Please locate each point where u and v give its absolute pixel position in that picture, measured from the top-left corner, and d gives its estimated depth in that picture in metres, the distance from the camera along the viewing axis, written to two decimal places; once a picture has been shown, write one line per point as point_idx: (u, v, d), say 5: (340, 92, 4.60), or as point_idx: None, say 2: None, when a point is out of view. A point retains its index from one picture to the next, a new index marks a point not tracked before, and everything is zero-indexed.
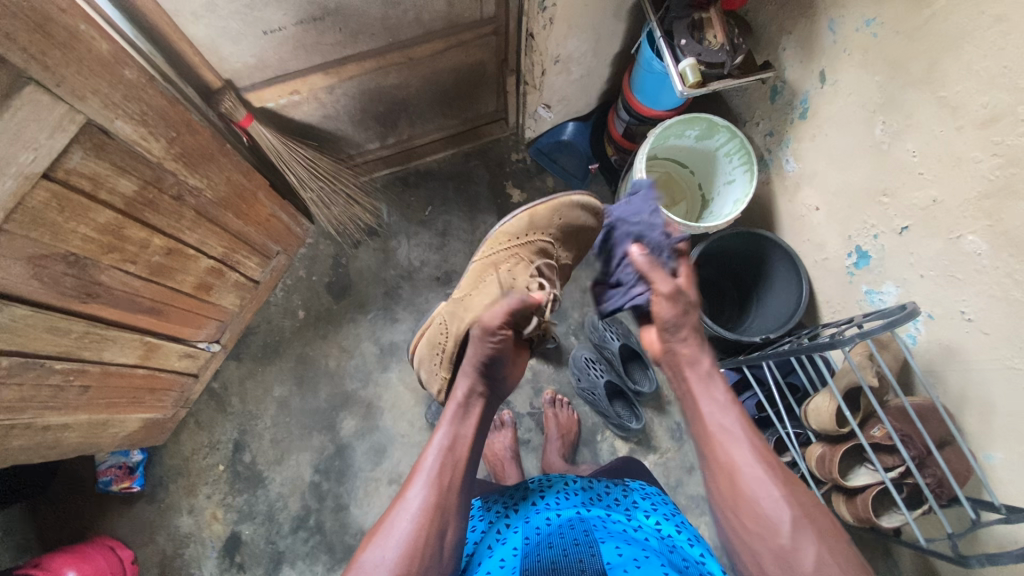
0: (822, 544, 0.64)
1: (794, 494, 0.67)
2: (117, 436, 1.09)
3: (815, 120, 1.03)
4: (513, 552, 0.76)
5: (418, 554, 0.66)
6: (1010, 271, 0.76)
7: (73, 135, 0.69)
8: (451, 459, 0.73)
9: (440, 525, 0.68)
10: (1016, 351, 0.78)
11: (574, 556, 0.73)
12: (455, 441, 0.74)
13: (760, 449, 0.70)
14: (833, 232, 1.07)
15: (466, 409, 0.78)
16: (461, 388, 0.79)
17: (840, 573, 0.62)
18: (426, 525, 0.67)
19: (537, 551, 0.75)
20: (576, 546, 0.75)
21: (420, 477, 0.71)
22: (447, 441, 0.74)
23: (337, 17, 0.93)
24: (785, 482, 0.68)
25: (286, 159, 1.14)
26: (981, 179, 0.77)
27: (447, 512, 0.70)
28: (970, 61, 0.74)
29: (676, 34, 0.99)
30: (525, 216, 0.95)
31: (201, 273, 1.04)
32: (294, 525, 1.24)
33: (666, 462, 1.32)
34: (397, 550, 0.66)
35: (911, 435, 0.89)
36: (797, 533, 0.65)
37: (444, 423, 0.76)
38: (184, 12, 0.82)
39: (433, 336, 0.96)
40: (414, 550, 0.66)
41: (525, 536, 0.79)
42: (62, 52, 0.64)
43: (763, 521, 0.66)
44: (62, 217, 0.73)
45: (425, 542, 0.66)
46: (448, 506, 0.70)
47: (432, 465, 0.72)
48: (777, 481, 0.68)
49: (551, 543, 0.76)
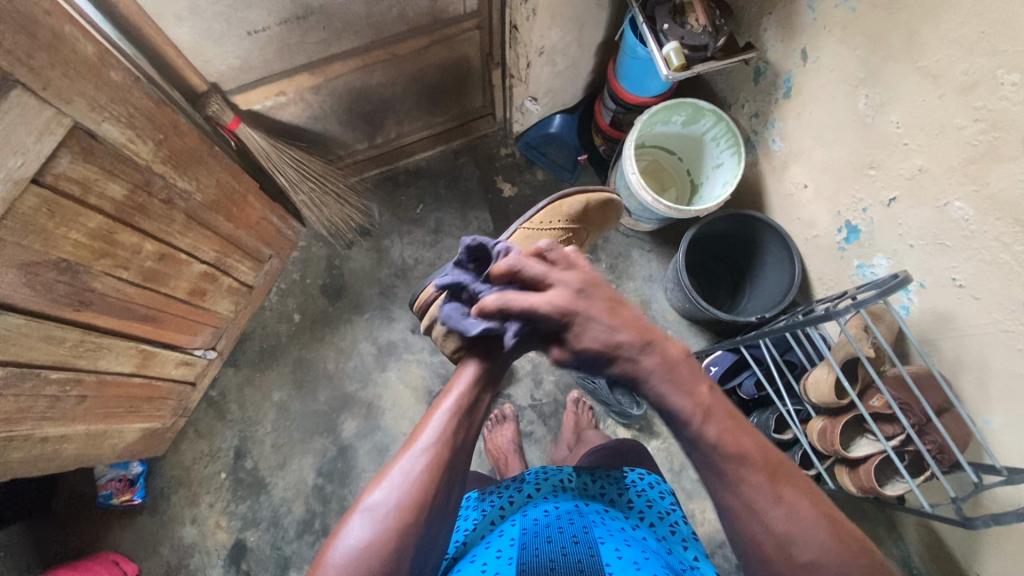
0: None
1: (809, 535, 0.54)
2: (116, 447, 1.08)
3: (799, 98, 1.04)
4: (510, 546, 0.75)
5: (425, 504, 0.62)
6: (998, 234, 0.78)
7: (61, 139, 0.68)
8: (467, 420, 0.69)
9: (447, 482, 0.65)
10: (1008, 313, 0.80)
11: (573, 557, 0.70)
12: (474, 404, 0.71)
13: (762, 482, 0.56)
14: (822, 209, 1.08)
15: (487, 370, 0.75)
16: (483, 351, 0.77)
17: None
18: (436, 476, 0.64)
19: (535, 543, 0.74)
20: (575, 544, 0.73)
21: (434, 428, 0.67)
22: (466, 399, 0.71)
23: (321, 15, 0.93)
24: (795, 523, 0.55)
25: (274, 160, 1.14)
26: (965, 146, 0.78)
27: (457, 471, 0.66)
28: (948, 30, 0.75)
29: (658, 19, 1.00)
30: (582, 202, 1.02)
31: (194, 278, 1.03)
32: (299, 529, 1.23)
33: (669, 448, 1.33)
34: (404, 495, 0.62)
35: (910, 402, 0.90)
36: None
37: (464, 378, 0.73)
38: (167, 14, 0.82)
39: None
40: (421, 500, 0.62)
41: (522, 529, 0.79)
42: (48, 55, 0.63)
43: (768, 569, 0.56)
44: (52, 223, 0.72)
45: (434, 495, 0.63)
46: (456, 466, 0.66)
47: (449, 420, 0.68)
48: (786, 522, 0.55)
49: (549, 537, 0.75)
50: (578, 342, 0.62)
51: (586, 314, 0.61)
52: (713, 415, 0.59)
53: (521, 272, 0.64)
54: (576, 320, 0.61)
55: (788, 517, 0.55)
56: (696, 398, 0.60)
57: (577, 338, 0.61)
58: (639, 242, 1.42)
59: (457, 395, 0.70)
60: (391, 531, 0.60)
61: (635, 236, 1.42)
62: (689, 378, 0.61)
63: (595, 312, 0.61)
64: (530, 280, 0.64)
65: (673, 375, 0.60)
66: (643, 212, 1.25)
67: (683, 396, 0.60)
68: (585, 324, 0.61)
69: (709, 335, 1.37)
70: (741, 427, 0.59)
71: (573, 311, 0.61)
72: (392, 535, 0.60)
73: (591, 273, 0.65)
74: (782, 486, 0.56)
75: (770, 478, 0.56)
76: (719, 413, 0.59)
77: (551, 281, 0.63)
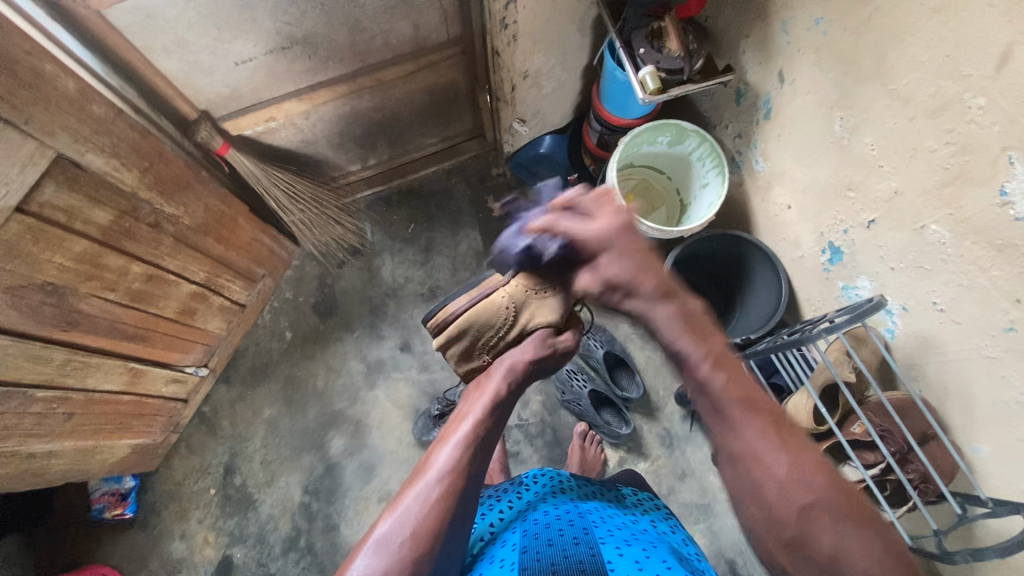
0: (845, 540, 0.49)
1: (808, 481, 0.51)
2: (106, 462, 1.11)
3: (778, 119, 1.04)
4: (511, 551, 0.73)
5: (439, 535, 0.61)
6: (974, 258, 0.76)
7: (44, 169, 0.71)
8: (482, 449, 0.67)
9: (461, 512, 0.63)
10: (989, 339, 0.77)
11: (575, 557, 0.69)
12: (489, 432, 0.68)
13: (767, 426, 0.54)
14: (806, 229, 1.07)
15: (500, 402, 0.72)
16: (495, 381, 0.73)
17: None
18: (450, 505, 0.62)
19: (535, 546, 0.73)
20: (576, 544, 0.72)
21: (448, 457, 0.65)
22: (481, 428, 0.68)
23: (306, 45, 0.96)
24: (798, 469, 0.52)
25: (265, 183, 1.18)
26: (938, 169, 0.77)
27: (469, 502, 0.64)
28: (914, 54, 0.75)
29: (634, 44, 1.01)
30: None
31: (183, 298, 1.06)
32: (285, 546, 1.24)
33: (658, 471, 1.31)
34: (419, 525, 0.60)
35: (891, 429, 0.87)
36: (808, 527, 0.50)
37: (480, 406, 0.70)
38: (155, 47, 0.86)
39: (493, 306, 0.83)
40: (436, 530, 0.61)
41: (521, 533, 0.77)
42: (29, 92, 0.67)
43: (769, 514, 0.52)
44: (37, 248, 0.75)
45: (449, 526, 0.62)
46: (469, 497, 0.64)
47: (464, 452, 0.65)
48: (789, 467, 0.52)
49: (550, 539, 0.73)
50: (602, 270, 0.64)
51: (606, 254, 0.65)
52: (721, 363, 0.57)
53: (576, 203, 0.71)
54: (607, 250, 0.65)
55: (790, 459, 0.52)
56: (708, 343, 0.58)
57: (600, 265, 0.65)
58: None
59: (472, 423, 0.68)
60: (406, 562, 0.58)
61: None
62: (704, 328, 0.60)
63: (629, 249, 0.64)
64: (582, 211, 0.69)
65: (687, 321, 0.60)
66: None
67: (693, 340, 0.58)
68: (615, 255, 0.64)
69: None
70: (749, 382, 0.57)
71: (607, 240, 0.65)
72: (406, 566, 0.58)
73: (625, 223, 0.67)
74: (787, 435, 0.54)
75: (775, 424, 0.54)
76: (729, 362, 0.58)
77: (593, 220, 0.67)
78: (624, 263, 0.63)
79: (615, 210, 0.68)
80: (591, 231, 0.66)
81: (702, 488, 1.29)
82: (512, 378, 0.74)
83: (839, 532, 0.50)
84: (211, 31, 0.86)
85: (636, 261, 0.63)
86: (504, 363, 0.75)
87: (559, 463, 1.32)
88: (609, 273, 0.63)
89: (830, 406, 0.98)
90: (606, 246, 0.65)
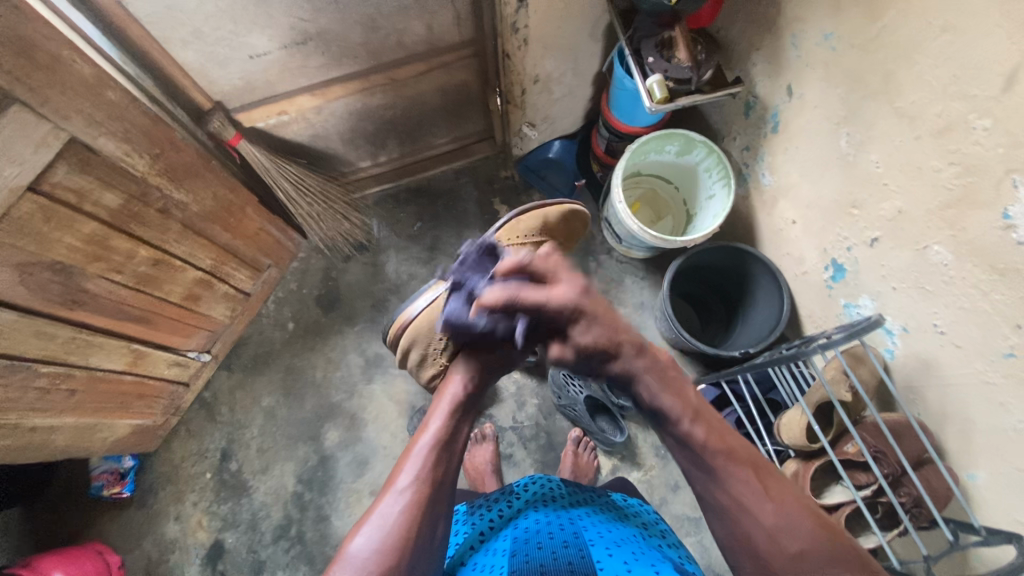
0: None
1: (792, 527, 0.61)
2: (106, 441, 1.14)
3: (786, 133, 1.04)
4: (501, 557, 0.73)
5: (409, 545, 0.63)
6: (976, 281, 0.75)
7: (58, 151, 0.74)
8: (447, 452, 0.71)
9: (434, 515, 0.66)
10: (988, 364, 0.76)
11: (563, 559, 0.69)
12: (453, 435, 0.73)
13: (749, 479, 0.63)
14: (809, 245, 1.06)
15: (461, 405, 0.76)
16: (454, 385, 0.77)
17: None
18: (418, 513, 0.65)
19: (525, 550, 0.73)
20: (566, 547, 0.72)
21: (415, 463, 0.68)
22: (444, 432, 0.72)
23: (320, 41, 0.98)
24: (780, 516, 0.61)
25: (274, 175, 1.20)
26: (942, 189, 0.76)
27: (439, 505, 0.68)
28: (922, 72, 0.75)
29: (644, 52, 1.02)
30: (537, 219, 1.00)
31: (189, 283, 1.08)
32: (275, 534, 1.26)
33: (650, 481, 1.30)
34: (387, 537, 0.62)
35: (884, 451, 0.86)
36: (798, 570, 0.59)
37: (440, 412, 0.74)
38: (173, 39, 0.88)
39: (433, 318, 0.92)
40: (405, 539, 0.63)
41: (512, 540, 0.77)
42: (46, 75, 0.69)
43: (761, 561, 0.61)
44: (47, 228, 0.78)
45: (418, 532, 0.64)
46: (441, 498, 0.68)
47: (429, 455, 0.69)
48: (775, 516, 0.61)
49: (540, 543, 0.74)
50: (581, 337, 0.68)
51: (589, 314, 0.68)
52: (701, 416, 0.67)
53: (523, 270, 0.69)
54: (583, 316, 0.67)
55: (774, 511, 0.61)
56: (687, 400, 0.68)
57: (576, 333, 0.68)
58: (632, 268, 1.41)
59: (433, 431, 0.72)
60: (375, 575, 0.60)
61: (628, 262, 1.42)
62: (683, 385, 0.69)
63: (598, 313, 0.68)
64: (535, 277, 0.69)
65: (665, 380, 0.68)
66: (632, 239, 1.25)
67: (678, 399, 0.67)
68: (589, 322, 0.67)
69: (698, 368, 1.34)
70: (730, 434, 0.66)
71: (575, 307, 0.67)
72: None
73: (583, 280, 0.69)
74: (767, 484, 0.63)
75: (756, 473, 0.64)
76: (706, 414, 0.67)
77: (553, 284, 0.68)
78: (598, 331, 0.68)
79: (566, 268, 0.70)
80: (563, 299, 0.67)
81: (694, 500, 1.28)
82: (467, 378, 0.78)
83: (826, 571, 0.58)
84: (227, 24, 0.88)
85: (608, 328, 0.68)
86: (459, 365, 0.79)
87: (551, 468, 1.32)
88: (584, 342, 0.68)
89: (825, 423, 0.97)
90: (582, 314, 0.67)
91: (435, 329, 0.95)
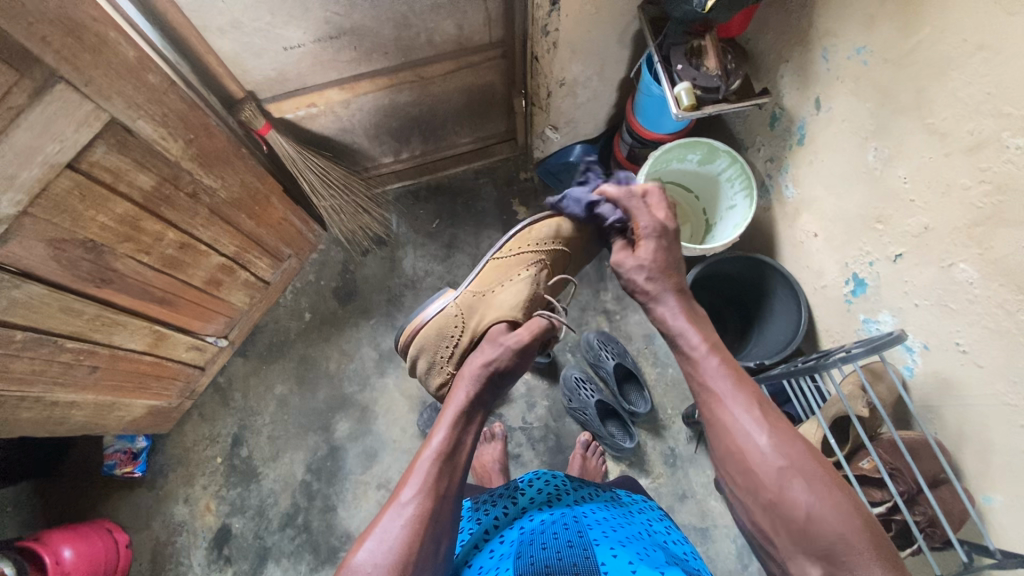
0: (817, 499, 0.62)
1: (783, 446, 0.66)
2: (122, 420, 1.15)
3: (812, 146, 1.04)
4: (505, 558, 0.73)
5: (414, 559, 0.64)
6: (1001, 301, 0.74)
7: (98, 131, 0.75)
8: (448, 467, 0.71)
9: (438, 530, 0.67)
10: (1009, 386, 0.75)
11: (568, 561, 0.69)
12: (455, 448, 0.73)
13: (751, 403, 0.69)
14: (830, 259, 1.06)
15: (466, 414, 0.77)
16: (462, 393, 0.79)
17: (833, 522, 0.60)
18: (422, 529, 0.66)
19: (530, 550, 0.72)
20: (570, 547, 0.72)
21: (417, 479, 0.69)
22: (447, 445, 0.73)
23: (353, 36, 1.00)
24: (773, 436, 0.66)
25: (299, 166, 1.21)
26: (970, 207, 0.76)
27: (443, 519, 0.68)
28: (956, 89, 0.75)
29: (673, 59, 1.03)
30: (554, 226, 1.01)
31: (211, 269, 1.10)
32: (282, 522, 1.26)
33: (658, 488, 1.29)
34: (390, 553, 0.64)
35: (901, 468, 0.85)
36: (783, 485, 0.64)
37: (446, 420, 0.76)
38: (211, 27, 0.90)
39: (442, 325, 0.96)
40: (410, 554, 0.64)
41: (515, 541, 0.77)
42: (91, 56, 0.71)
43: (750, 475, 0.66)
44: (82, 206, 0.79)
45: (423, 547, 0.65)
46: (445, 513, 0.69)
47: (430, 470, 0.70)
48: (767, 437, 0.66)
49: (544, 543, 0.73)
50: (644, 252, 0.84)
51: (669, 244, 0.85)
52: (715, 350, 0.75)
53: (648, 194, 0.89)
54: (660, 240, 0.84)
55: (769, 432, 0.67)
56: (705, 334, 0.77)
57: (646, 249, 0.84)
58: None
59: (436, 442, 0.73)
60: None
61: None
62: (704, 325, 0.79)
63: (669, 247, 0.85)
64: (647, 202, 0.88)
65: (691, 319, 0.79)
66: None
67: (694, 330, 0.77)
68: (660, 246, 0.84)
69: None
70: (739, 367, 0.73)
71: (659, 233, 0.85)
72: None
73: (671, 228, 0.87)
74: (767, 412, 0.69)
75: (757, 401, 0.70)
76: (722, 349, 0.75)
77: (657, 212, 0.88)
78: (662, 254, 0.84)
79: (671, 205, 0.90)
80: (654, 220, 0.85)
81: (702, 510, 1.27)
82: (473, 389, 0.79)
83: (811, 491, 0.62)
84: (265, 16, 0.90)
85: (670, 258, 0.84)
86: (470, 374, 0.81)
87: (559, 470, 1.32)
88: (646, 257, 0.83)
89: (839, 438, 0.96)
90: (660, 234, 0.85)
91: (443, 333, 0.96)
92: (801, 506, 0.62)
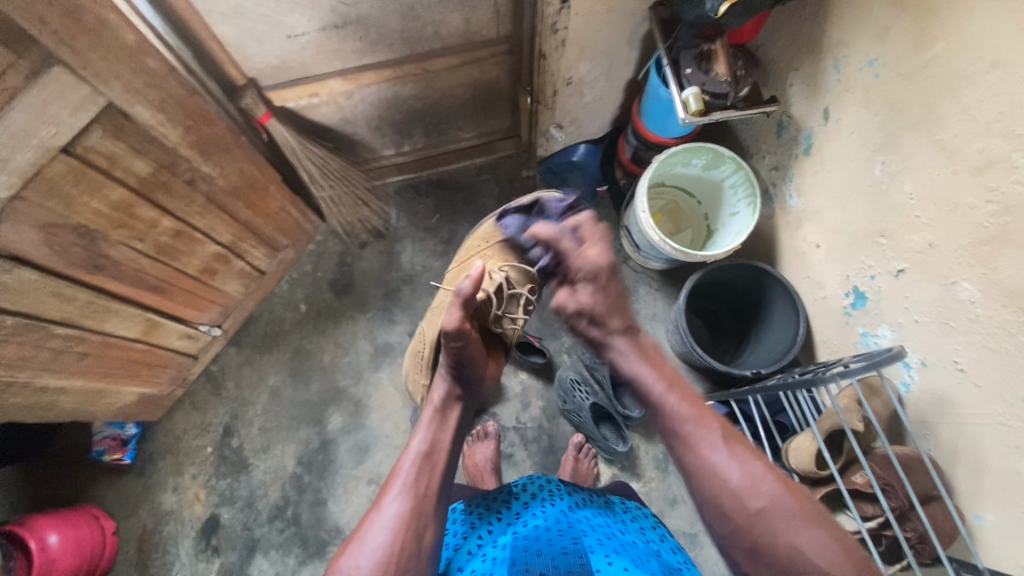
0: (799, 537, 0.64)
1: (758, 486, 0.67)
2: (112, 407, 1.14)
3: (818, 156, 1.03)
4: (499, 564, 0.72)
5: (402, 560, 0.64)
6: (1002, 321, 0.74)
7: (94, 115, 0.74)
8: (429, 464, 0.72)
9: (421, 527, 0.67)
10: (1007, 406, 0.75)
11: (563, 567, 0.69)
12: (435, 445, 0.74)
13: (719, 442, 0.70)
14: (832, 270, 1.05)
15: (445, 410, 0.78)
16: (437, 391, 0.79)
17: (820, 559, 0.62)
18: (408, 528, 0.66)
19: (524, 558, 0.71)
20: (564, 554, 0.71)
21: (399, 480, 0.70)
22: (426, 446, 0.74)
23: (359, 26, 0.98)
24: (746, 476, 0.68)
25: (300, 156, 1.19)
26: (977, 226, 0.75)
27: (428, 515, 0.68)
28: (968, 107, 0.74)
29: (682, 63, 1.02)
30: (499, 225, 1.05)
31: (206, 258, 1.08)
32: (271, 514, 1.26)
33: (649, 493, 1.29)
34: (376, 555, 0.64)
35: (892, 485, 0.85)
36: (762, 525, 0.65)
37: (425, 421, 0.76)
38: (214, 12, 0.88)
39: (416, 349, 1.05)
40: (397, 554, 0.64)
41: (508, 546, 0.76)
42: (89, 38, 0.69)
43: (728, 522, 0.67)
44: (76, 190, 0.77)
45: (413, 547, 0.65)
46: (429, 511, 0.69)
47: (411, 468, 0.71)
48: (741, 479, 0.68)
49: (539, 550, 0.73)
50: (582, 296, 0.82)
51: (603, 285, 0.81)
52: (674, 386, 0.75)
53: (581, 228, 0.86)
54: (597, 279, 0.81)
55: (740, 466, 0.68)
56: (661, 371, 0.76)
57: (584, 292, 0.82)
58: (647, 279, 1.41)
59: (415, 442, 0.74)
60: None
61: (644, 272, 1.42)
62: (658, 358, 0.79)
63: (605, 293, 0.81)
64: (579, 236, 0.85)
65: (643, 355, 0.78)
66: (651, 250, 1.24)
67: (648, 368, 0.77)
68: (598, 287, 0.81)
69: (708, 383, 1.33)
70: (699, 401, 0.74)
71: (596, 275, 0.81)
72: None
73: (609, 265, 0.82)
74: (734, 446, 0.70)
75: (724, 438, 0.71)
76: (680, 385, 0.76)
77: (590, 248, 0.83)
78: (598, 297, 0.81)
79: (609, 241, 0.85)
80: (587, 261, 0.82)
81: (692, 516, 1.28)
82: (441, 389, 0.79)
83: (793, 530, 0.64)
84: (269, 2, 0.88)
85: (607, 299, 0.81)
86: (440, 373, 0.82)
87: (550, 470, 1.32)
88: (584, 301, 0.81)
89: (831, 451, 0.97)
90: (593, 278, 0.81)
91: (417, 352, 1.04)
92: (787, 546, 0.64)
